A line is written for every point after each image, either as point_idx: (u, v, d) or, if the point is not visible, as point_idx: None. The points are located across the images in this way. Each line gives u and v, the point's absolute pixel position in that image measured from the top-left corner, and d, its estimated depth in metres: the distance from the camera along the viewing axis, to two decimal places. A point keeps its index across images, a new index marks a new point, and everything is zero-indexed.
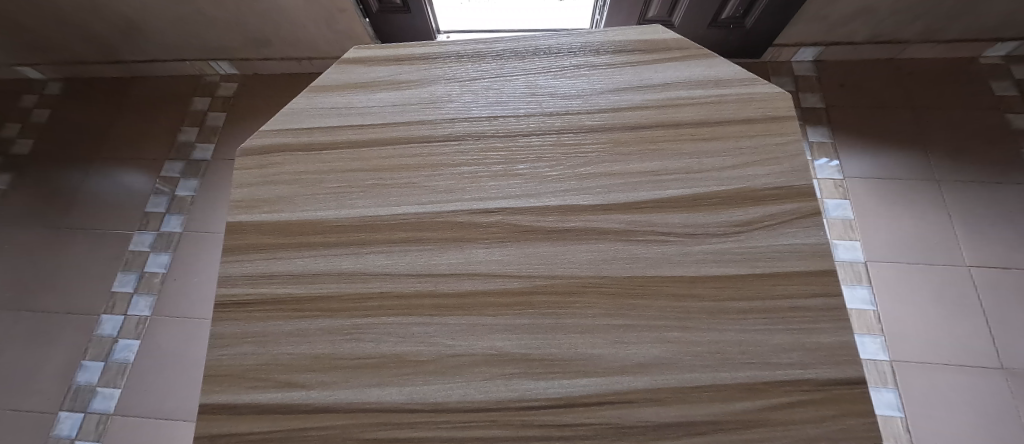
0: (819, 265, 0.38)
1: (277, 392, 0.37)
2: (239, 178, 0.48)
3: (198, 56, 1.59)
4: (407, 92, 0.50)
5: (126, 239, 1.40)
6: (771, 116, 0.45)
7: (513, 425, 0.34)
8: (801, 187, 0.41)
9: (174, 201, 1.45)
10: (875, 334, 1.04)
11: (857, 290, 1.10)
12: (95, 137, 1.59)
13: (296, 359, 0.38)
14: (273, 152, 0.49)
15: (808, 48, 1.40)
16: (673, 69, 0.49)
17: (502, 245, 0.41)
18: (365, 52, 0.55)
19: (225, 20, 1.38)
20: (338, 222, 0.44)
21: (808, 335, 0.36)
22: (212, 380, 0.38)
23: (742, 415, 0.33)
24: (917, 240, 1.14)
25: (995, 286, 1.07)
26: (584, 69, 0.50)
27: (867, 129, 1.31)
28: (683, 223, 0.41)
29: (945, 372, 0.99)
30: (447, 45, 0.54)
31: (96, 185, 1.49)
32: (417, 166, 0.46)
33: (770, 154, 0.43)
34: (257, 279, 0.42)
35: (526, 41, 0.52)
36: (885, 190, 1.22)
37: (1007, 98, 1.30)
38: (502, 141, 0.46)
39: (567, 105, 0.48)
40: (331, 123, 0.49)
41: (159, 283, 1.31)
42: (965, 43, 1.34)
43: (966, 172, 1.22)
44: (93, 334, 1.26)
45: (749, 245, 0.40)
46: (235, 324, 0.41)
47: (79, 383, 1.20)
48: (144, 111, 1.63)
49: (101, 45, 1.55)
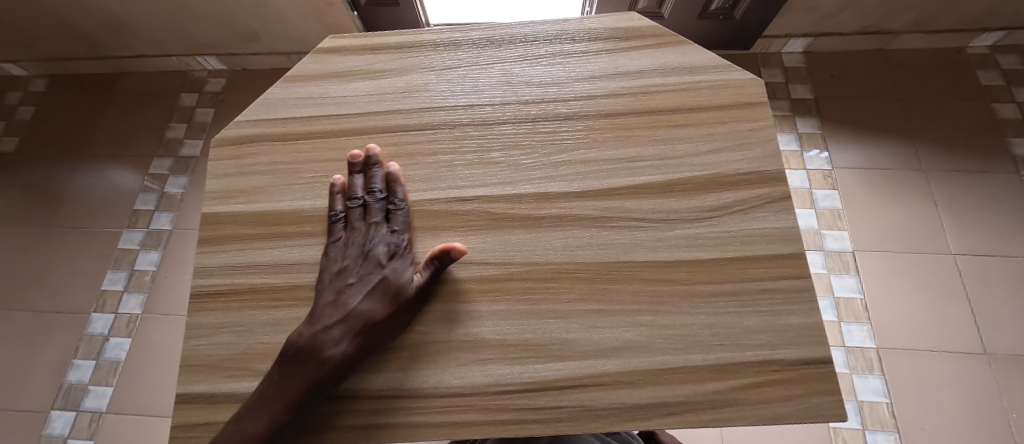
0: (788, 248, 0.39)
1: (255, 382, 0.38)
2: (214, 169, 0.47)
3: (185, 51, 1.57)
4: (382, 81, 0.50)
5: (116, 237, 1.39)
6: (744, 103, 0.45)
7: (489, 410, 0.36)
8: (773, 172, 0.42)
9: (163, 199, 1.44)
10: (862, 322, 1.06)
11: (845, 280, 1.11)
12: (82, 135, 1.57)
13: (274, 348, 0.39)
14: (248, 142, 0.48)
15: (797, 39, 1.40)
16: (649, 56, 0.48)
17: (478, 232, 0.42)
18: (339, 41, 0.54)
19: (212, 14, 1.36)
20: (314, 212, 0.44)
21: (776, 316, 0.37)
22: (189, 370, 0.39)
23: (713, 395, 0.35)
24: (904, 230, 1.16)
25: (980, 273, 1.09)
26: (560, 57, 0.49)
27: (855, 120, 1.32)
28: (657, 209, 0.41)
29: (930, 359, 1.01)
30: (423, 33, 0.53)
31: (84, 183, 1.48)
32: (394, 156, 0.46)
33: (743, 140, 0.44)
34: (234, 269, 0.42)
35: (502, 28, 0.51)
36: (873, 180, 1.23)
37: (993, 88, 1.32)
38: (477, 129, 0.46)
39: (543, 93, 0.47)
40: (306, 113, 0.49)
41: (149, 281, 1.31)
42: (952, 33, 1.35)
43: (953, 161, 1.23)
44: (84, 333, 1.25)
45: (721, 230, 0.40)
46: (212, 314, 0.41)
47: (70, 382, 1.19)
48: (129, 107, 1.61)
49: (84, 40, 1.53)
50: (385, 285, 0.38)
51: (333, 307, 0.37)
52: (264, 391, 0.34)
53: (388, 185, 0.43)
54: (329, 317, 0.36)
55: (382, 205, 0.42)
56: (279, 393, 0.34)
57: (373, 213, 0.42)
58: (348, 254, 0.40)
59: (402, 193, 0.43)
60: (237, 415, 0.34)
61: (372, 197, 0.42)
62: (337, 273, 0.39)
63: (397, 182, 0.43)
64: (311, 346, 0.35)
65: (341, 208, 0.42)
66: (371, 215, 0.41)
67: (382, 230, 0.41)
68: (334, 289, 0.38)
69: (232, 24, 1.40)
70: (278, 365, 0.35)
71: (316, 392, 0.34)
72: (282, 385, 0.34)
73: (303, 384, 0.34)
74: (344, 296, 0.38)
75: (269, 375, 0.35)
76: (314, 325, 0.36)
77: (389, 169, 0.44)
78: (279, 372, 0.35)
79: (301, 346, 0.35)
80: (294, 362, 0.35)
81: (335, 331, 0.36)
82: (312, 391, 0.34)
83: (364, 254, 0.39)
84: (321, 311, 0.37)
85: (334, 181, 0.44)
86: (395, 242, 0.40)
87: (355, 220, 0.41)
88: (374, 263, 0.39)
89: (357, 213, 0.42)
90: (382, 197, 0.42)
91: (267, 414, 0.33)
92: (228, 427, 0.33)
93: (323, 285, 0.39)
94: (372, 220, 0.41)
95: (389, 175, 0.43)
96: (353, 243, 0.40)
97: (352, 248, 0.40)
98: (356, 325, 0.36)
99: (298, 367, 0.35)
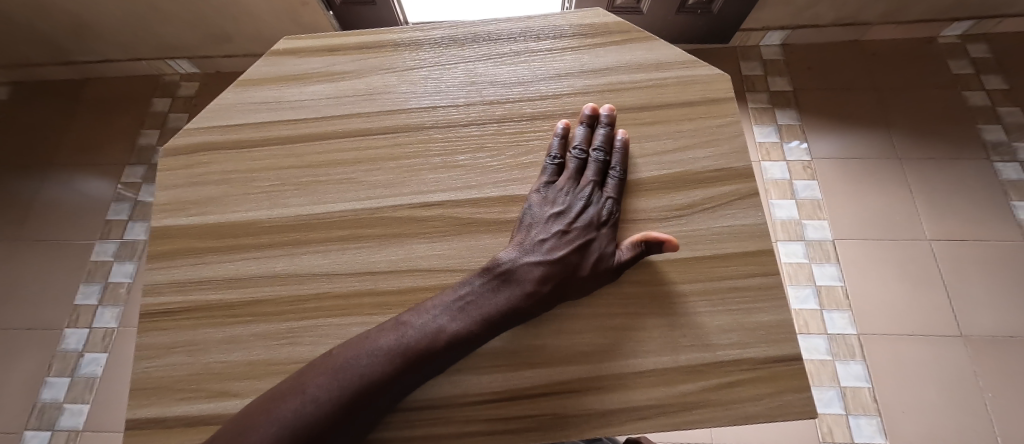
0: (757, 245, 0.39)
1: (209, 403, 0.36)
2: (166, 180, 0.45)
3: (154, 55, 1.52)
4: (342, 83, 0.48)
5: (88, 249, 1.33)
6: (711, 98, 0.45)
7: (458, 421, 0.35)
8: (740, 169, 0.41)
9: (137, 207, 1.39)
10: (842, 310, 1.08)
11: (825, 268, 1.13)
12: (49, 144, 1.51)
13: (230, 366, 0.37)
14: (201, 151, 0.46)
15: (774, 32, 1.41)
16: (615, 53, 0.48)
17: (444, 239, 0.40)
18: (297, 43, 0.52)
19: (181, 16, 1.32)
20: (271, 223, 0.42)
21: (746, 315, 0.37)
22: (140, 394, 0.37)
23: (684, 397, 0.34)
24: (882, 217, 1.18)
25: (956, 258, 1.11)
26: (525, 55, 0.48)
27: (831, 111, 1.33)
28: (626, 209, 0.40)
29: (909, 343, 1.03)
30: (385, 33, 0.51)
31: (52, 193, 1.42)
32: (355, 161, 0.44)
33: (710, 136, 0.43)
34: (186, 286, 0.40)
35: (465, 27, 0.50)
36: (851, 169, 1.25)
37: (963, 76, 1.35)
38: (441, 132, 0.45)
39: (507, 93, 0.46)
40: (262, 119, 0.47)
41: (125, 293, 1.26)
42: (923, 23, 1.37)
43: (927, 148, 1.26)
44: (57, 349, 1.21)
45: (689, 228, 0.39)
46: (165, 333, 0.39)
47: (44, 400, 1.15)
48: (97, 114, 1.55)
49: (47, 45, 1.46)
50: (594, 248, 0.37)
51: (543, 246, 0.37)
52: (467, 298, 0.35)
53: (610, 148, 0.41)
54: (539, 255, 0.36)
55: (601, 165, 0.40)
56: (478, 307, 0.34)
57: (589, 170, 0.40)
58: (562, 200, 0.39)
59: (621, 161, 0.41)
60: (430, 308, 0.35)
61: (594, 154, 0.41)
62: (547, 214, 0.38)
63: (623, 150, 0.41)
64: (518, 277, 0.35)
65: (558, 152, 0.42)
66: (590, 171, 0.40)
67: (597, 191, 0.40)
68: (545, 229, 0.37)
69: (203, 26, 1.36)
70: (485, 278, 0.36)
71: (505, 321, 0.35)
72: (481, 302, 0.35)
73: (501, 310, 0.34)
74: (553, 240, 0.37)
75: (471, 285, 0.36)
76: (524, 258, 0.36)
77: (616, 134, 0.42)
78: (482, 285, 0.35)
79: (508, 271, 0.36)
80: (498, 285, 0.35)
81: (541, 273, 0.35)
82: (505, 318, 0.34)
83: (578, 206, 0.38)
84: (529, 245, 0.37)
85: (559, 125, 0.43)
86: (608, 208, 0.39)
87: (572, 169, 0.40)
88: (588, 220, 0.38)
89: (574, 163, 0.41)
90: (603, 158, 0.41)
91: (460, 322, 0.34)
92: (421, 317, 0.34)
93: (532, 220, 0.38)
94: (588, 176, 0.40)
95: (617, 140, 0.41)
96: (567, 192, 0.39)
97: (565, 196, 0.39)
98: (559, 275, 0.35)
99: (501, 289, 0.35)
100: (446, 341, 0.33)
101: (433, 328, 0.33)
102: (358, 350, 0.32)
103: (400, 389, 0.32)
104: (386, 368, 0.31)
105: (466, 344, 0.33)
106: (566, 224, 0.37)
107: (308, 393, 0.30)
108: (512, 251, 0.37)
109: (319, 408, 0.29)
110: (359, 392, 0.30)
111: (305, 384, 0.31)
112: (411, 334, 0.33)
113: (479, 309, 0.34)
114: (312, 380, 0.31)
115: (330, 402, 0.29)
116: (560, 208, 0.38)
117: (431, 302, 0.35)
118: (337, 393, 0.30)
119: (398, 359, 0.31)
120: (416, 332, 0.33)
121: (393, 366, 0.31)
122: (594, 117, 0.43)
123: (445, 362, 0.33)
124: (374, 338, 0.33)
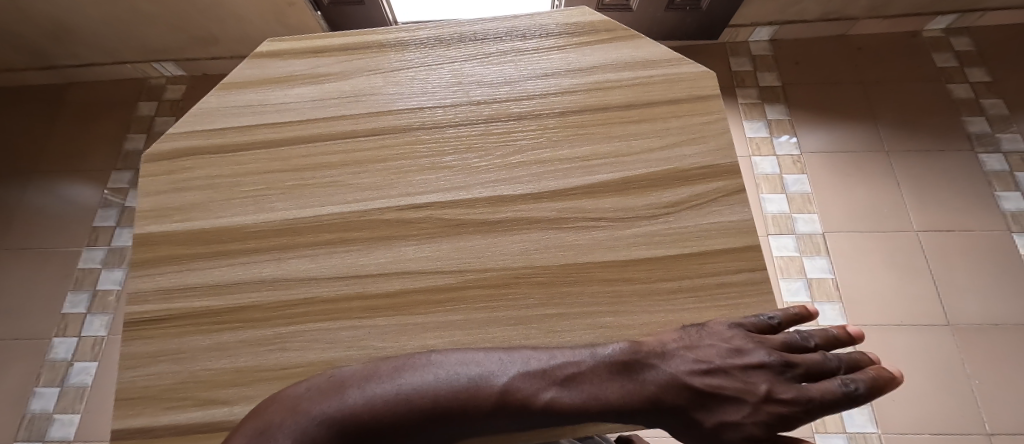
0: (745, 241, 0.38)
1: (196, 412, 0.35)
2: (149, 186, 0.45)
3: (138, 58, 1.49)
4: (327, 85, 0.48)
5: (75, 256, 1.31)
6: (697, 95, 0.45)
7: None
8: (727, 165, 0.42)
9: (125, 213, 1.37)
10: (834, 302, 1.09)
11: (816, 261, 1.14)
12: (32, 151, 1.48)
13: (217, 374, 0.36)
14: (184, 156, 0.46)
15: (761, 28, 1.42)
16: (600, 51, 0.48)
17: (432, 240, 0.40)
18: (281, 44, 0.51)
19: (165, 17, 1.29)
20: (256, 228, 0.42)
21: (736, 310, 0.36)
22: (125, 403, 0.37)
23: None
24: (870, 210, 1.19)
25: (942, 246, 1.14)
26: (511, 55, 0.48)
27: (819, 105, 1.35)
28: (614, 207, 0.40)
29: (899, 333, 1.05)
30: (370, 34, 0.50)
31: (37, 201, 1.39)
32: (341, 164, 0.44)
33: (697, 133, 0.43)
34: (171, 293, 0.40)
35: (451, 27, 0.50)
36: (840, 163, 1.26)
37: (947, 69, 1.37)
38: (428, 133, 0.45)
39: (494, 93, 0.46)
40: (246, 122, 0.47)
41: (114, 301, 1.25)
42: (907, 17, 1.39)
43: (913, 141, 1.27)
44: (46, 359, 1.19)
45: (678, 226, 0.39)
46: (149, 342, 0.39)
47: (34, 411, 1.13)
48: (81, 120, 1.52)
49: (28, 49, 1.43)
50: (737, 415, 0.31)
51: (685, 364, 0.32)
52: (588, 365, 0.33)
53: (849, 367, 0.32)
54: (675, 369, 0.32)
55: (824, 368, 0.32)
56: (588, 384, 0.32)
57: (800, 354, 0.32)
58: (745, 342, 0.33)
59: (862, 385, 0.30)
60: (548, 357, 0.33)
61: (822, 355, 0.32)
62: (715, 339, 0.33)
63: (871, 382, 0.30)
64: (641, 373, 0.33)
65: (777, 317, 0.35)
66: (803, 359, 0.32)
67: (797, 376, 0.31)
68: (703, 354, 0.33)
69: (187, 27, 1.34)
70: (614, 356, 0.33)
71: (602, 411, 0.32)
72: (595, 385, 0.32)
73: (605, 405, 0.32)
74: (700, 373, 0.32)
75: (595, 361, 0.33)
76: (662, 366, 0.33)
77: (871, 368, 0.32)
78: (605, 366, 0.33)
79: (640, 360, 0.33)
80: (617, 372, 0.33)
81: (658, 394, 0.32)
82: (602, 406, 0.32)
83: (757, 361, 0.32)
84: (674, 351, 0.33)
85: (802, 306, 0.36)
86: (797, 400, 0.30)
87: (780, 340, 0.33)
88: (758, 385, 0.31)
89: (788, 336, 0.34)
90: (832, 366, 0.32)
91: (562, 393, 0.32)
92: (528, 365, 0.32)
93: (696, 337, 0.34)
94: (794, 357, 0.32)
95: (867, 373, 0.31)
96: (755, 340, 0.33)
97: (748, 342, 0.33)
98: (675, 394, 0.32)
99: (618, 376, 0.32)
100: (540, 404, 0.31)
101: (534, 384, 0.32)
102: (459, 369, 0.32)
103: (468, 428, 0.32)
104: (479, 405, 0.31)
105: (555, 413, 0.32)
106: (727, 364, 0.32)
107: (404, 386, 0.31)
108: (653, 348, 0.33)
109: (404, 407, 0.30)
110: (443, 410, 0.31)
111: (401, 373, 0.32)
112: (513, 381, 0.31)
113: (589, 391, 0.32)
114: (408, 375, 0.32)
115: (415, 410, 0.30)
116: (736, 346, 0.33)
117: (548, 354, 0.33)
118: (423, 402, 0.31)
119: (490, 401, 0.31)
120: (517, 380, 0.32)
121: (484, 407, 0.31)
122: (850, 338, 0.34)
123: (529, 424, 0.32)
124: (481, 363, 0.33)
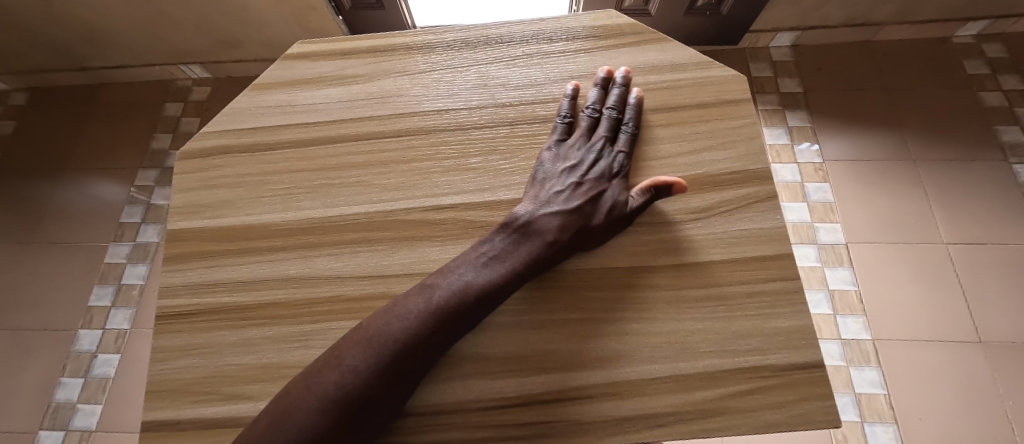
0: (775, 248, 0.38)
1: (222, 406, 0.36)
2: (181, 183, 0.46)
3: (166, 60, 1.54)
4: (355, 86, 0.48)
5: (101, 251, 1.35)
6: (726, 100, 0.44)
7: (471, 427, 0.34)
8: (756, 171, 0.41)
9: (150, 210, 1.41)
10: (857, 315, 1.06)
11: (839, 272, 1.11)
12: (65, 149, 1.54)
13: (242, 370, 0.37)
14: (214, 154, 0.47)
15: (784, 33, 1.40)
16: (628, 55, 0.47)
17: (457, 242, 0.40)
18: (309, 46, 0.52)
19: (193, 21, 1.33)
20: (284, 226, 0.42)
21: (765, 320, 0.36)
22: (154, 395, 0.37)
23: (703, 404, 0.33)
24: (897, 220, 1.15)
25: (973, 260, 1.09)
26: (538, 57, 0.48)
27: (844, 112, 1.31)
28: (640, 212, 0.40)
29: (926, 348, 1.01)
30: (396, 37, 0.51)
31: (68, 196, 1.44)
32: (366, 164, 0.44)
33: (725, 138, 0.42)
34: (200, 289, 0.41)
35: (477, 30, 0.50)
36: (865, 170, 1.23)
37: (978, 76, 1.32)
38: (453, 134, 0.45)
39: (520, 95, 0.46)
40: (274, 122, 0.47)
41: (137, 295, 1.28)
42: (937, 23, 1.35)
43: (943, 150, 1.23)
44: (71, 350, 1.22)
45: (705, 231, 0.39)
46: (178, 336, 0.39)
47: (59, 400, 1.16)
48: (112, 120, 1.58)
49: (64, 51, 1.49)
50: (609, 201, 0.38)
51: (555, 196, 0.38)
52: (488, 254, 0.36)
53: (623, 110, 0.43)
54: (557, 205, 0.38)
55: (612, 123, 0.42)
56: (504, 262, 0.35)
57: (602, 126, 0.42)
58: (574, 156, 0.40)
59: (633, 116, 0.43)
60: (451, 268, 0.35)
61: (608, 112, 0.43)
62: (561, 168, 0.40)
63: (636, 109, 0.43)
64: (537, 228, 0.37)
65: (568, 113, 0.43)
66: (601, 128, 0.42)
67: (610, 146, 0.41)
68: (556, 183, 0.39)
69: (214, 31, 1.38)
70: (504, 234, 0.37)
71: (527, 271, 0.35)
72: (512, 256, 0.35)
73: (526, 267, 0.35)
74: (568, 193, 0.38)
75: (494, 243, 0.36)
76: (546, 212, 0.37)
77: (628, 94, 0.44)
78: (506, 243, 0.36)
79: (527, 224, 0.37)
80: (519, 239, 0.36)
81: (562, 230, 0.36)
82: (532, 267, 0.35)
83: (591, 160, 0.40)
84: (546, 197, 0.38)
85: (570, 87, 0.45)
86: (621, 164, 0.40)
87: (584, 130, 0.42)
88: (601, 173, 0.39)
89: (586, 121, 0.43)
90: (615, 116, 0.42)
91: (484, 278, 0.34)
92: (447, 279, 0.34)
93: (545, 175, 0.40)
94: (599, 132, 0.42)
95: (630, 98, 0.43)
96: (580, 148, 0.41)
97: (578, 152, 0.41)
98: (575, 224, 0.37)
99: (523, 241, 0.36)
100: (476, 297, 0.33)
101: (460, 288, 0.33)
102: (388, 318, 0.33)
103: (429, 349, 0.32)
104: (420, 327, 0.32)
105: (494, 296, 0.34)
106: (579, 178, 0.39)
107: (348, 363, 0.31)
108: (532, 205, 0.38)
109: (360, 376, 0.30)
110: (396, 355, 0.31)
111: (342, 356, 0.31)
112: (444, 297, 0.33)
113: (509, 265, 0.35)
114: (352, 350, 0.31)
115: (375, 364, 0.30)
116: (573, 163, 0.40)
117: (454, 263, 0.36)
118: (377, 359, 0.30)
119: (429, 320, 0.32)
120: (443, 292, 0.33)
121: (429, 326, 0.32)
122: (609, 80, 0.45)
123: (478, 316, 0.34)
124: (404, 304, 0.33)
